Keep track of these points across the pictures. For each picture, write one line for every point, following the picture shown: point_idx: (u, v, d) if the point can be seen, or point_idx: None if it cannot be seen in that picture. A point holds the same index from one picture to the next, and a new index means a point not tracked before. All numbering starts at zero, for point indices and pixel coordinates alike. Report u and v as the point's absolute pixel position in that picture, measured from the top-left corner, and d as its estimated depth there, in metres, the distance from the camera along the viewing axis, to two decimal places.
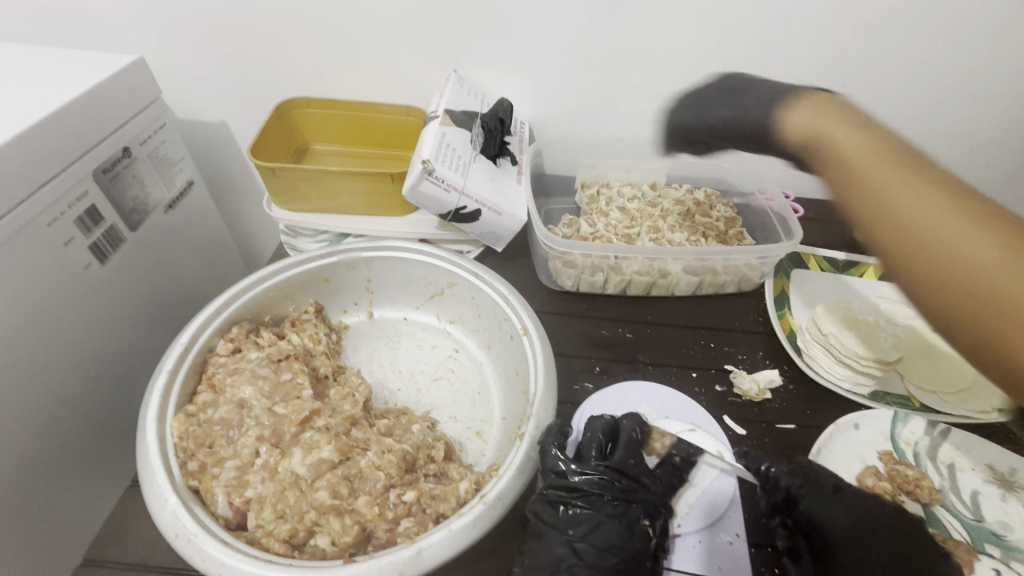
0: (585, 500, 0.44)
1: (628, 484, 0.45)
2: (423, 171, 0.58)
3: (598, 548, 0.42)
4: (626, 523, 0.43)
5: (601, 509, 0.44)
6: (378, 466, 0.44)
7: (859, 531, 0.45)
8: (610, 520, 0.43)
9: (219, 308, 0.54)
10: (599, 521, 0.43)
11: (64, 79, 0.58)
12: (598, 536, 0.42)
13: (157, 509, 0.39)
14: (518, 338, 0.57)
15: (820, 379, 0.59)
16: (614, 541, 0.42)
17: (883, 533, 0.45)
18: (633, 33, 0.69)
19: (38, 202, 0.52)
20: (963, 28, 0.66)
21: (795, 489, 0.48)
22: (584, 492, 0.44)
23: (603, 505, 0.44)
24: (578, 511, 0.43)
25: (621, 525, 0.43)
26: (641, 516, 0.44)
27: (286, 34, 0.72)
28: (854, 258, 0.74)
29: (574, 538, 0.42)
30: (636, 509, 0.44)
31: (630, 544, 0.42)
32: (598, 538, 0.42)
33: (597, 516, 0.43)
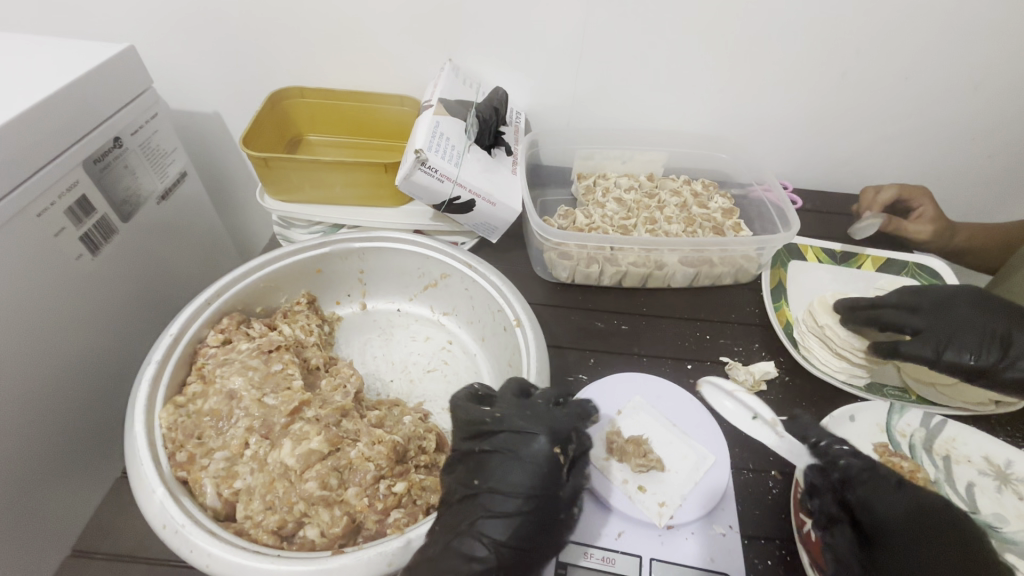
0: (492, 441, 0.41)
1: (530, 414, 0.42)
2: (416, 161, 0.57)
3: (500, 490, 0.39)
4: (528, 455, 0.40)
5: (505, 445, 0.41)
6: (368, 457, 0.44)
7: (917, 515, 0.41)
8: (515, 456, 0.40)
9: (210, 299, 0.54)
10: (504, 459, 0.40)
11: (53, 67, 0.57)
12: (503, 477, 0.39)
13: (144, 501, 0.39)
14: (511, 329, 0.56)
15: (816, 372, 0.59)
16: (514, 479, 0.39)
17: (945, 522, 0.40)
18: (630, 23, 0.68)
19: (27, 192, 0.51)
20: (967, 15, 0.65)
21: (852, 471, 0.44)
22: (490, 435, 0.42)
23: (508, 442, 0.41)
24: (480, 458, 0.41)
25: (518, 461, 0.40)
26: (545, 443, 0.40)
27: (280, 23, 0.71)
28: (850, 250, 0.73)
29: (482, 486, 0.39)
30: (539, 438, 0.41)
31: (534, 476, 0.39)
32: (502, 480, 0.39)
33: (501, 454, 0.40)
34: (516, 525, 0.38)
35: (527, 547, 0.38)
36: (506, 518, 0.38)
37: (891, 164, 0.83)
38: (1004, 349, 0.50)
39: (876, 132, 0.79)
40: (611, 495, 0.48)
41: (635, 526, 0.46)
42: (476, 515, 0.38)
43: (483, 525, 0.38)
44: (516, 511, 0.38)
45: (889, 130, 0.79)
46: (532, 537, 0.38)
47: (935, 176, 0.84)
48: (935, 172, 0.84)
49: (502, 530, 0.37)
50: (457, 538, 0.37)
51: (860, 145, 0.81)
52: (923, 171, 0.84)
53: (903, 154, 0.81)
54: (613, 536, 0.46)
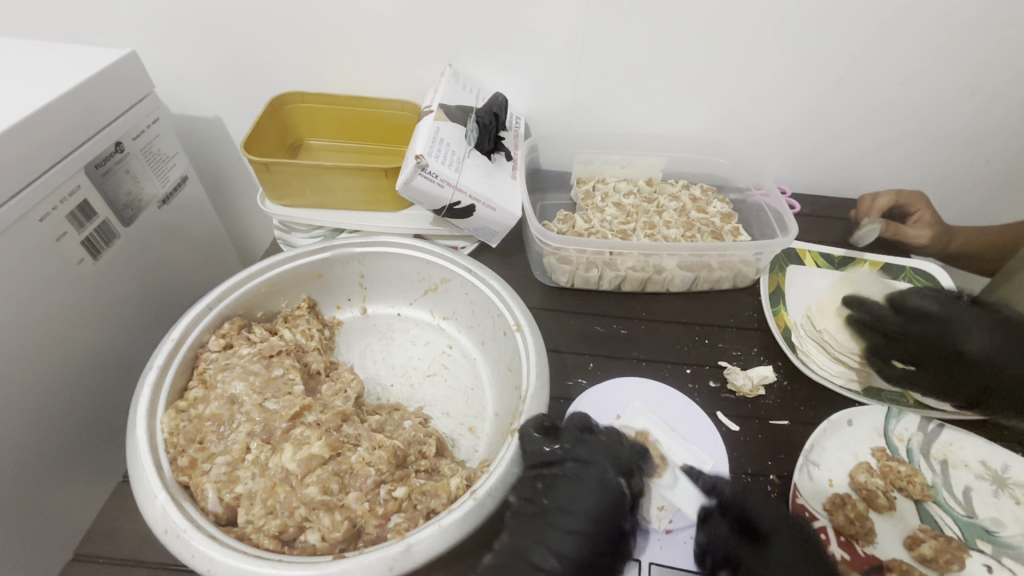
0: (559, 467, 0.44)
1: (597, 448, 0.45)
2: (416, 166, 0.58)
3: (574, 512, 0.41)
4: (599, 482, 0.43)
5: (574, 473, 0.43)
6: (368, 462, 0.44)
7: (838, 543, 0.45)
8: (585, 482, 0.43)
9: (212, 304, 0.54)
10: (576, 484, 0.42)
11: (56, 73, 0.58)
12: (573, 500, 0.42)
13: (146, 505, 0.39)
14: (511, 334, 0.57)
15: (814, 376, 0.59)
16: (589, 504, 0.41)
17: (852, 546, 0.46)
18: (629, 29, 0.69)
19: (29, 197, 0.51)
20: (962, 22, 0.66)
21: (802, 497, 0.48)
22: (559, 462, 0.44)
23: (576, 469, 0.43)
24: (553, 480, 0.43)
25: (595, 486, 0.42)
26: (615, 475, 0.44)
27: (281, 28, 0.72)
28: (848, 255, 0.74)
29: (552, 506, 0.42)
30: (607, 469, 0.44)
31: (605, 504, 0.42)
32: (572, 502, 0.42)
33: (571, 479, 0.43)
34: (585, 544, 0.40)
35: (590, 566, 0.39)
36: (575, 538, 0.40)
37: (889, 169, 0.84)
38: (977, 399, 0.55)
39: (873, 137, 0.80)
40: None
41: (635, 530, 0.47)
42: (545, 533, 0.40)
43: (553, 542, 0.40)
44: (585, 531, 0.40)
45: (886, 135, 0.79)
46: (597, 557, 0.40)
47: (932, 180, 0.85)
48: (932, 175, 0.84)
49: (570, 547, 0.40)
50: (526, 552, 0.40)
51: (858, 150, 0.82)
52: (920, 176, 0.85)
53: (900, 158, 0.82)
54: None
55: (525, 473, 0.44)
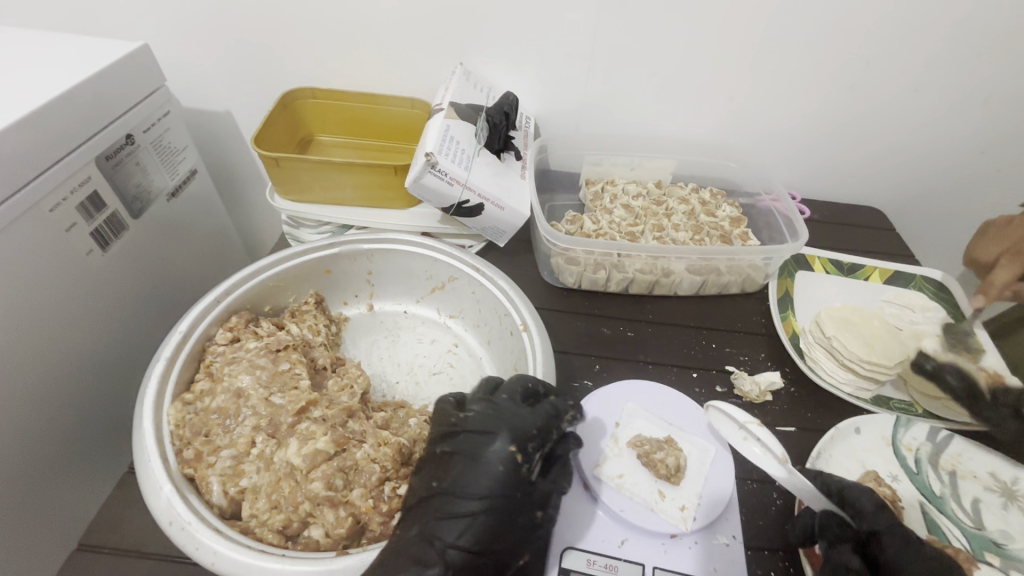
0: (455, 442, 0.41)
1: (498, 416, 0.42)
2: (425, 164, 0.58)
3: (455, 492, 0.38)
4: (484, 458, 0.39)
5: (469, 446, 0.40)
6: (373, 458, 0.44)
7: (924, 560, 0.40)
8: (472, 456, 0.39)
9: (220, 297, 0.54)
10: (467, 459, 0.39)
11: (68, 65, 0.58)
12: (461, 480, 0.39)
13: (151, 497, 0.39)
14: (518, 334, 0.56)
15: (823, 383, 0.58)
16: (471, 483, 0.38)
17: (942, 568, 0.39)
18: (639, 29, 0.68)
19: (42, 187, 0.52)
20: (974, 28, 0.66)
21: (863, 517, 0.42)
22: (454, 436, 0.41)
23: (470, 445, 0.40)
24: (445, 458, 0.40)
25: (473, 463, 0.39)
26: (505, 445, 0.39)
27: (292, 23, 0.72)
28: (858, 263, 0.73)
29: (439, 488, 0.39)
30: (499, 446, 0.40)
31: (497, 482, 0.38)
32: (459, 483, 0.39)
33: (464, 455, 0.40)
34: (473, 530, 0.37)
35: (483, 554, 0.37)
36: (462, 523, 0.37)
37: (899, 175, 0.83)
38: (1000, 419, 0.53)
39: (886, 143, 0.79)
40: (610, 498, 0.48)
41: (637, 534, 0.47)
42: (429, 521, 0.38)
43: (439, 531, 0.37)
44: (472, 514, 0.38)
45: (899, 142, 0.79)
46: (489, 543, 0.37)
47: (944, 187, 0.84)
48: (944, 182, 0.83)
49: (455, 534, 0.37)
50: (412, 545, 0.37)
51: (868, 156, 0.81)
52: (932, 183, 0.84)
53: (911, 164, 0.81)
54: (615, 543, 0.46)
55: (432, 446, 0.42)
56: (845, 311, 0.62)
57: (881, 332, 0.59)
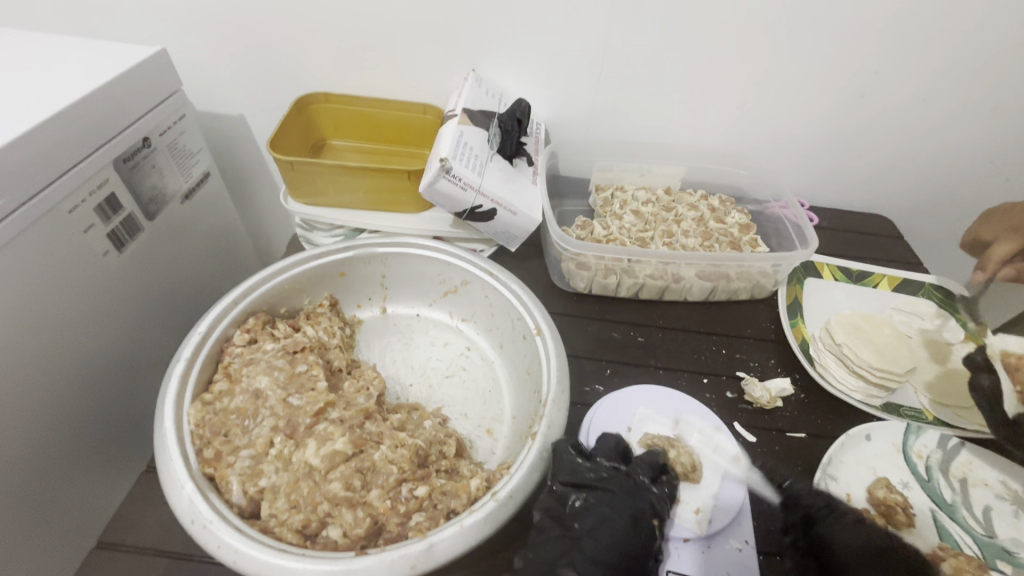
0: (596, 496, 0.44)
1: (633, 483, 0.45)
2: (440, 169, 0.58)
3: (603, 545, 0.41)
4: (632, 519, 0.43)
5: (611, 506, 0.43)
6: (391, 459, 0.45)
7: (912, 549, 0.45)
8: (621, 516, 0.43)
9: (238, 299, 0.55)
10: (613, 517, 0.42)
11: (87, 68, 0.59)
12: (603, 532, 0.41)
13: (173, 495, 0.40)
14: (530, 337, 0.57)
15: (832, 389, 0.59)
16: (617, 539, 0.41)
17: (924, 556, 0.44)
18: (651, 38, 0.69)
19: (60, 189, 0.52)
20: (982, 39, 0.66)
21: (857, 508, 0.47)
22: (593, 489, 0.44)
23: (612, 502, 0.44)
24: (587, 507, 0.43)
25: (625, 521, 0.42)
26: (648, 515, 0.44)
27: (307, 29, 0.73)
28: (866, 270, 0.73)
29: (581, 533, 0.41)
30: (643, 509, 0.44)
31: (638, 543, 0.42)
32: (604, 535, 0.41)
33: (609, 511, 0.43)
34: None
35: None
36: (603, 575, 0.40)
37: (907, 184, 0.84)
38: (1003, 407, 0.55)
39: (894, 152, 0.80)
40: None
41: None
42: (575, 563, 0.40)
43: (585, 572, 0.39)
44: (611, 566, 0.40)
45: (907, 150, 0.79)
46: None
47: (951, 196, 0.85)
48: (951, 192, 0.84)
49: None
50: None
51: (877, 164, 0.82)
52: (939, 191, 0.84)
53: (919, 173, 0.82)
54: None
55: (560, 492, 0.44)
56: (854, 318, 0.62)
57: (891, 339, 0.60)
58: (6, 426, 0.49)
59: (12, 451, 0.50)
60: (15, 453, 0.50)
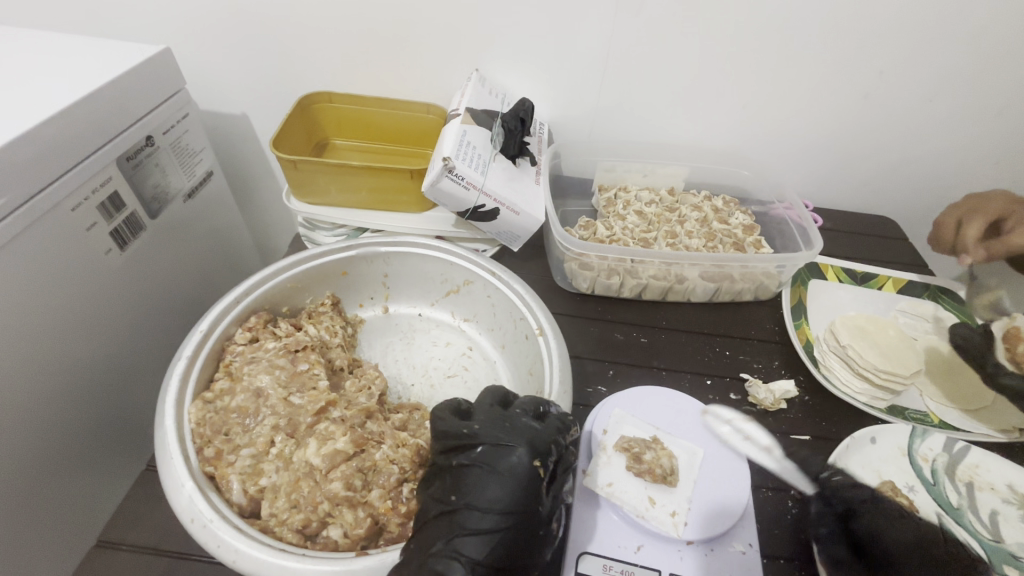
0: (466, 454, 0.40)
1: (510, 429, 0.41)
2: (443, 168, 0.58)
3: (483, 507, 0.37)
4: (508, 472, 0.38)
5: (481, 459, 0.39)
6: (392, 459, 0.44)
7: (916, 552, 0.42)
8: (490, 470, 0.39)
9: (240, 297, 0.55)
10: (481, 474, 0.39)
11: (91, 66, 0.59)
12: (479, 492, 0.38)
13: (173, 494, 0.39)
14: (533, 338, 0.56)
15: (838, 392, 0.58)
16: (496, 496, 0.38)
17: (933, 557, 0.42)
18: (654, 37, 0.69)
19: (62, 187, 0.52)
20: (988, 39, 0.66)
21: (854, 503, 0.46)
22: (468, 448, 0.40)
23: (487, 457, 0.39)
24: (460, 471, 0.40)
25: (500, 477, 0.38)
26: (526, 457, 0.39)
27: (310, 27, 0.73)
28: (871, 272, 0.73)
29: (459, 502, 0.38)
30: (520, 457, 0.39)
31: (518, 492, 0.38)
32: (480, 495, 0.38)
33: (477, 468, 0.39)
34: (496, 545, 0.36)
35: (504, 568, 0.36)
36: (485, 539, 0.36)
37: (912, 185, 0.83)
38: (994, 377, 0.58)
39: (899, 153, 0.79)
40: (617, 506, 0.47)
41: (654, 541, 0.46)
42: (455, 534, 0.37)
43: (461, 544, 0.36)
44: (494, 527, 0.37)
45: (912, 151, 0.79)
46: (511, 557, 0.37)
47: (957, 196, 0.84)
48: (958, 192, 0.83)
49: (479, 548, 0.36)
50: (434, 558, 0.36)
51: (882, 165, 0.81)
52: (945, 193, 0.84)
53: (924, 174, 0.81)
54: (632, 550, 0.46)
55: (438, 460, 0.42)
56: (859, 320, 0.62)
57: (895, 341, 0.60)
58: (7, 423, 0.49)
59: (12, 449, 0.50)
60: (16, 450, 0.50)
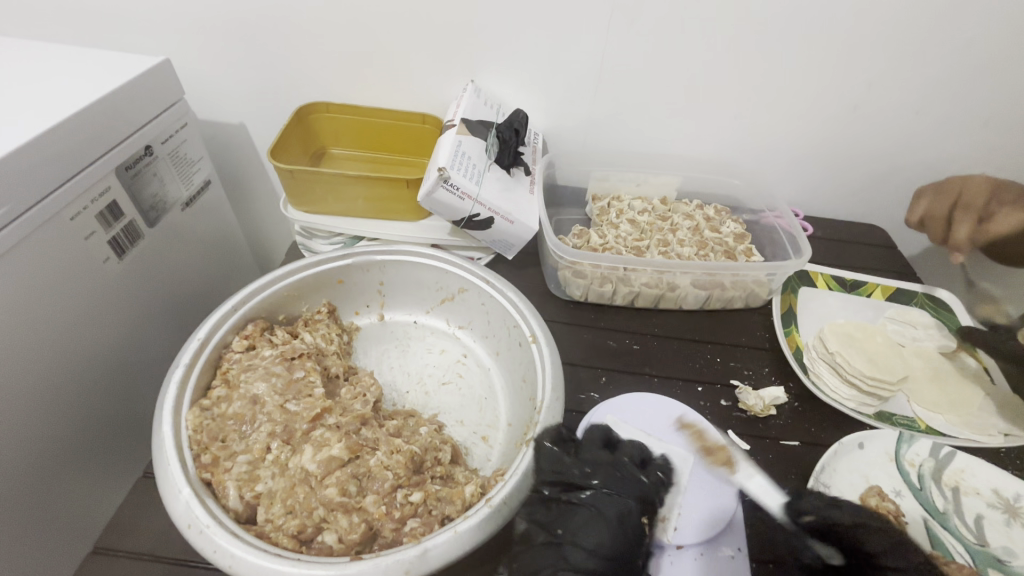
0: (580, 495, 0.44)
1: (618, 482, 0.45)
2: (438, 179, 0.59)
3: (592, 545, 0.41)
4: (619, 520, 0.42)
5: (595, 501, 0.44)
6: (386, 465, 0.45)
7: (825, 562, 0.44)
8: (607, 510, 0.43)
9: (236, 306, 0.55)
10: (599, 512, 0.43)
11: (92, 77, 0.60)
12: (584, 532, 0.42)
13: (170, 500, 0.40)
14: (526, 345, 0.57)
15: (826, 398, 0.59)
16: (603, 540, 0.41)
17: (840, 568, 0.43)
18: (647, 50, 0.71)
19: (62, 197, 0.53)
20: (972, 52, 0.68)
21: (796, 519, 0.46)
22: (579, 490, 0.44)
23: (597, 501, 0.43)
24: (571, 507, 0.43)
25: (610, 522, 0.42)
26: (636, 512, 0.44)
27: (308, 39, 0.74)
28: (860, 279, 0.74)
29: (566, 536, 0.42)
30: (631, 507, 0.44)
31: (623, 543, 0.42)
32: (586, 536, 0.41)
33: (595, 507, 0.43)
34: None
35: None
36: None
37: (900, 195, 0.85)
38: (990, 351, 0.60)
39: (888, 163, 0.81)
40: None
41: (645, 545, 0.47)
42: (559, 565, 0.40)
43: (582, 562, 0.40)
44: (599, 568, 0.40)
45: (900, 161, 0.80)
46: None
47: None
48: None
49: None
50: None
51: (870, 174, 0.82)
52: None
53: (912, 183, 0.83)
54: None
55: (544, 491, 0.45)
56: (848, 327, 0.63)
57: (883, 347, 0.61)
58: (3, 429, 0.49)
59: (8, 456, 0.50)
60: (12, 457, 0.51)
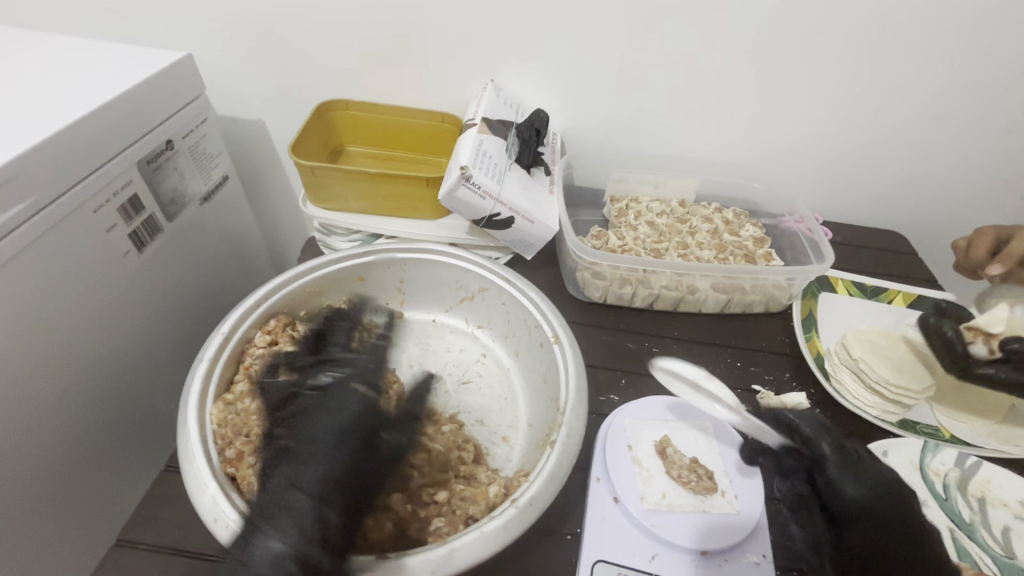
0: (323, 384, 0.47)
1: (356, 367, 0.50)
2: (460, 177, 0.59)
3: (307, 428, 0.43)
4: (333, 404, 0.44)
5: (322, 396, 0.45)
6: (409, 465, 0.45)
7: (870, 503, 0.44)
8: (327, 407, 0.44)
9: (259, 301, 0.55)
10: (316, 403, 0.45)
11: (115, 72, 0.61)
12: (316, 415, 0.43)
13: (196, 494, 0.40)
14: (548, 346, 0.57)
15: (849, 405, 0.58)
16: (318, 423, 0.43)
17: (888, 509, 0.44)
18: (667, 51, 0.70)
19: (85, 190, 0.54)
20: (997, 57, 0.67)
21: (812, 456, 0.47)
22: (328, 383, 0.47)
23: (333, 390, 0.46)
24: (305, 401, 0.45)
25: (327, 405, 0.44)
26: (353, 386, 0.47)
27: (328, 36, 0.74)
28: (881, 285, 0.73)
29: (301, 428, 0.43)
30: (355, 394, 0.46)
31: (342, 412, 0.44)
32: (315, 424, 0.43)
33: (314, 400, 0.45)
34: (327, 474, 0.39)
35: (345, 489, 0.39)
36: (314, 468, 0.40)
37: (921, 201, 0.84)
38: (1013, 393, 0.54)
39: (909, 168, 0.80)
40: (624, 491, 0.48)
41: (669, 548, 0.46)
42: (305, 468, 0.40)
43: (300, 478, 0.39)
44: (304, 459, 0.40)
45: (922, 166, 0.79)
46: (346, 478, 0.40)
47: (966, 214, 0.84)
48: (967, 209, 0.84)
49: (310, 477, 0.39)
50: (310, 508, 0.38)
51: (892, 180, 0.82)
52: (955, 210, 0.84)
53: (934, 190, 0.82)
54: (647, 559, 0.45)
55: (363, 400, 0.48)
56: (871, 334, 0.62)
57: (908, 356, 0.60)
58: (22, 420, 0.50)
59: (27, 446, 0.50)
60: (30, 445, 0.51)
